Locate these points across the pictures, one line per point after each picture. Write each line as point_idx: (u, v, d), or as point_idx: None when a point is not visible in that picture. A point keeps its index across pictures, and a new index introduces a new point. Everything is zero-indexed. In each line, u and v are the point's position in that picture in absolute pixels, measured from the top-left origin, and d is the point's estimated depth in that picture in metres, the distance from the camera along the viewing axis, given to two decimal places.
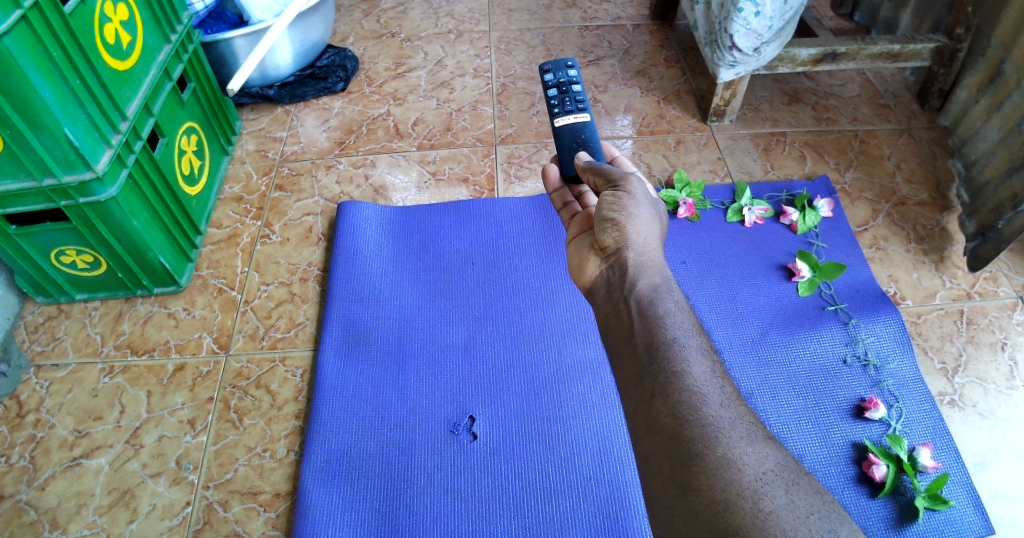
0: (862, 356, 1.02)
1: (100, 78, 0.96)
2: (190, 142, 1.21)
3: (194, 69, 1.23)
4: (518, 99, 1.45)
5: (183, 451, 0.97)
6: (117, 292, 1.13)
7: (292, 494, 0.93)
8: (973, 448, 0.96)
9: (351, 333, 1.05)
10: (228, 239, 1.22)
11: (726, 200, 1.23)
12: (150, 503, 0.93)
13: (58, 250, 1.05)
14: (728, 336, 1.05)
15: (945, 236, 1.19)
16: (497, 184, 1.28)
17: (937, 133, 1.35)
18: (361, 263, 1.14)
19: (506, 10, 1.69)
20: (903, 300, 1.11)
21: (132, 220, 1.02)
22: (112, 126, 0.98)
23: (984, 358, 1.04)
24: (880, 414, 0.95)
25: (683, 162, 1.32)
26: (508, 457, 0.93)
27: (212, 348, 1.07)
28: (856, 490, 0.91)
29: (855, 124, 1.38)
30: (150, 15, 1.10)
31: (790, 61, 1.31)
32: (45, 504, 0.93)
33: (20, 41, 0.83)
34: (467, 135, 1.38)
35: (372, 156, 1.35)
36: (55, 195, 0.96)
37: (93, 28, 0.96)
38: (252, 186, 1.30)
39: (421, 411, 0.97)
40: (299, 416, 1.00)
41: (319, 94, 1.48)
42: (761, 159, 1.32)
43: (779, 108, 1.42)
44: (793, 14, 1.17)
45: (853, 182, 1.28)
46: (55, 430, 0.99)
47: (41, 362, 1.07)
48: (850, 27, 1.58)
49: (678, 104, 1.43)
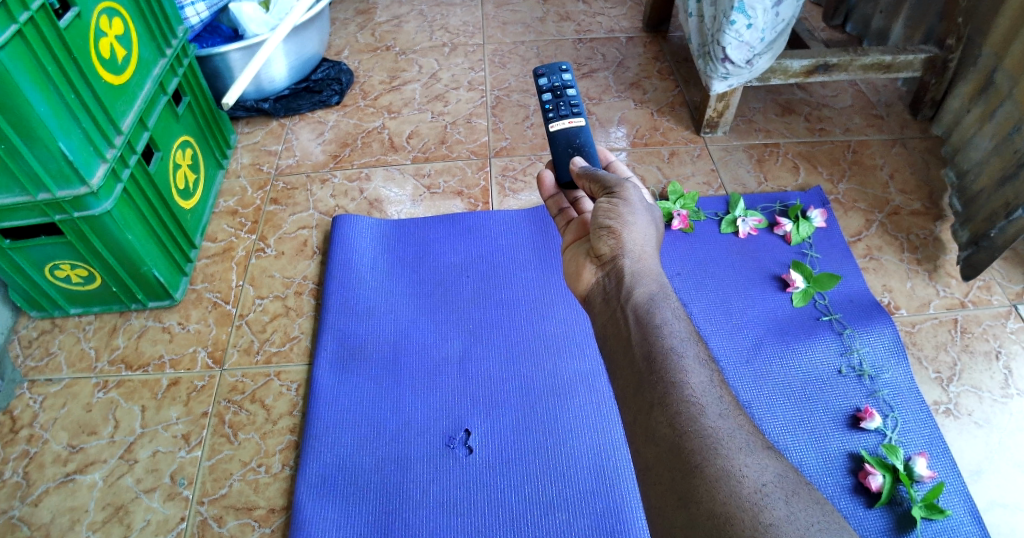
0: (857, 366, 1.02)
1: (95, 91, 0.96)
2: (185, 156, 1.21)
3: (189, 83, 1.23)
4: (512, 111, 1.46)
5: (177, 466, 0.97)
6: (111, 306, 1.13)
7: (287, 509, 0.93)
8: (969, 456, 0.96)
9: (346, 347, 1.05)
10: (223, 252, 1.22)
11: (720, 211, 1.24)
12: (144, 519, 0.93)
13: (52, 264, 1.05)
14: (723, 346, 1.05)
15: (938, 245, 1.19)
16: (492, 196, 1.29)
17: (930, 143, 1.36)
18: (357, 277, 1.14)
19: (501, 23, 1.70)
20: (897, 310, 1.11)
21: (126, 233, 1.02)
22: (107, 140, 0.99)
23: (978, 367, 1.04)
24: (875, 424, 0.95)
25: (677, 173, 1.33)
26: (504, 469, 0.93)
27: (207, 363, 1.07)
28: (853, 501, 0.90)
29: (847, 134, 1.39)
30: (145, 28, 1.11)
31: (782, 72, 1.31)
32: (38, 520, 0.93)
33: (15, 55, 0.83)
34: (462, 148, 1.39)
35: (367, 169, 1.35)
36: (49, 209, 0.96)
37: (88, 42, 0.96)
38: (247, 199, 1.31)
39: (416, 425, 0.97)
40: (295, 430, 1.00)
41: (313, 107, 1.48)
42: (755, 170, 1.33)
43: (772, 119, 1.43)
44: (785, 25, 1.18)
45: (846, 193, 1.28)
46: (48, 445, 0.99)
47: (35, 377, 1.07)
48: (841, 38, 1.59)
49: (671, 116, 1.44)
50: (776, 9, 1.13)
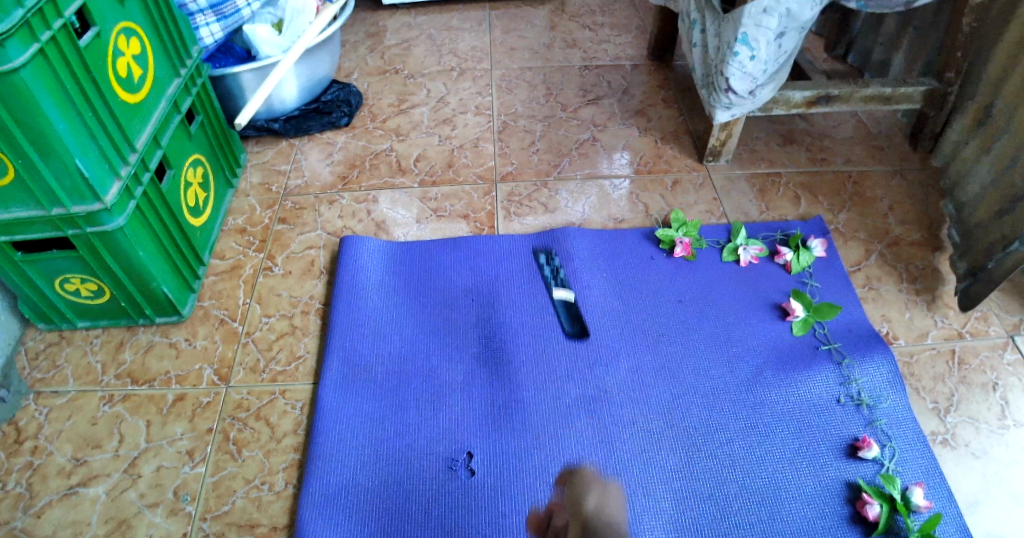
0: (856, 396, 1.03)
1: (112, 110, 0.98)
2: (196, 174, 1.23)
3: (202, 102, 1.26)
4: (519, 137, 1.48)
5: (180, 482, 0.98)
6: (119, 321, 1.15)
7: (290, 527, 0.93)
8: (966, 487, 0.97)
9: (352, 367, 1.07)
10: (230, 270, 1.23)
11: (722, 240, 1.26)
12: (146, 533, 0.93)
13: (62, 277, 1.07)
14: (724, 373, 1.06)
15: (936, 276, 1.21)
16: (498, 220, 1.31)
17: (928, 175, 1.38)
18: (363, 298, 1.15)
19: (508, 48, 1.73)
20: (895, 340, 1.13)
21: (137, 250, 1.04)
22: (122, 158, 1.01)
23: (975, 399, 1.06)
24: (873, 453, 0.96)
25: (680, 201, 1.35)
26: (506, 492, 0.94)
27: (213, 379, 1.08)
28: (850, 530, 0.91)
29: (848, 165, 1.41)
30: (161, 49, 1.14)
31: (784, 103, 1.34)
32: (41, 532, 0.93)
33: (36, 73, 0.85)
34: (468, 172, 1.41)
35: (374, 191, 1.37)
36: (62, 224, 0.97)
37: (106, 62, 0.98)
38: (255, 218, 1.32)
39: (420, 445, 0.98)
40: (298, 449, 1.01)
41: (323, 128, 1.50)
42: (757, 199, 1.35)
43: (774, 148, 1.45)
44: (787, 57, 1.20)
45: (846, 223, 1.30)
46: (52, 458, 1.00)
47: (41, 389, 1.08)
48: (842, 70, 1.62)
49: (674, 144, 1.46)
50: (778, 41, 1.16)
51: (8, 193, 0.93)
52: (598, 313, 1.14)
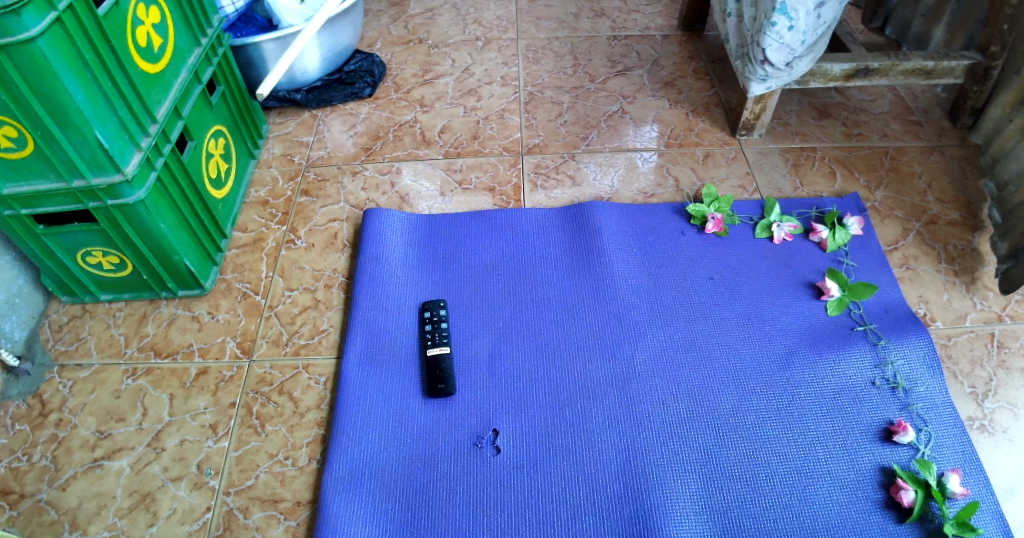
0: (891, 378, 0.99)
1: (131, 80, 0.96)
2: (218, 145, 1.21)
3: (223, 72, 1.23)
4: (545, 108, 1.45)
5: (204, 455, 0.97)
6: (141, 294, 1.14)
7: (313, 503, 0.92)
8: (1002, 474, 0.94)
9: (375, 343, 1.05)
10: (253, 242, 1.22)
11: (755, 216, 1.22)
12: (170, 507, 0.92)
13: (84, 250, 1.05)
14: (754, 353, 1.03)
15: (976, 256, 1.17)
16: (524, 193, 1.28)
17: (970, 152, 1.33)
18: (386, 273, 1.13)
19: (534, 18, 1.68)
20: (933, 322, 1.09)
21: (158, 222, 1.02)
22: (142, 128, 0.98)
23: (1015, 384, 1.02)
24: (909, 438, 0.93)
25: (711, 176, 1.31)
26: (530, 472, 0.92)
27: (235, 353, 1.07)
28: (884, 516, 0.88)
29: (885, 141, 1.36)
30: (181, 17, 1.10)
31: (821, 76, 1.29)
32: (65, 504, 0.93)
33: (53, 43, 0.82)
34: (493, 144, 1.37)
35: (398, 162, 1.35)
36: (82, 196, 0.96)
37: (126, 30, 0.96)
38: (277, 190, 1.30)
39: (444, 423, 0.97)
40: (322, 424, 0.99)
41: (345, 99, 1.48)
42: (791, 175, 1.30)
43: (808, 123, 1.41)
44: (827, 28, 1.15)
45: (883, 200, 1.26)
46: (77, 430, 0.99)
47: (64, 362, 1.07)
48: (880, 41, 1.56)
49: (706, 117, 1.42)
50: (817, 11, 1.11)
51: (27, 164, 0.91)
52: (627, 290, 1.11)
